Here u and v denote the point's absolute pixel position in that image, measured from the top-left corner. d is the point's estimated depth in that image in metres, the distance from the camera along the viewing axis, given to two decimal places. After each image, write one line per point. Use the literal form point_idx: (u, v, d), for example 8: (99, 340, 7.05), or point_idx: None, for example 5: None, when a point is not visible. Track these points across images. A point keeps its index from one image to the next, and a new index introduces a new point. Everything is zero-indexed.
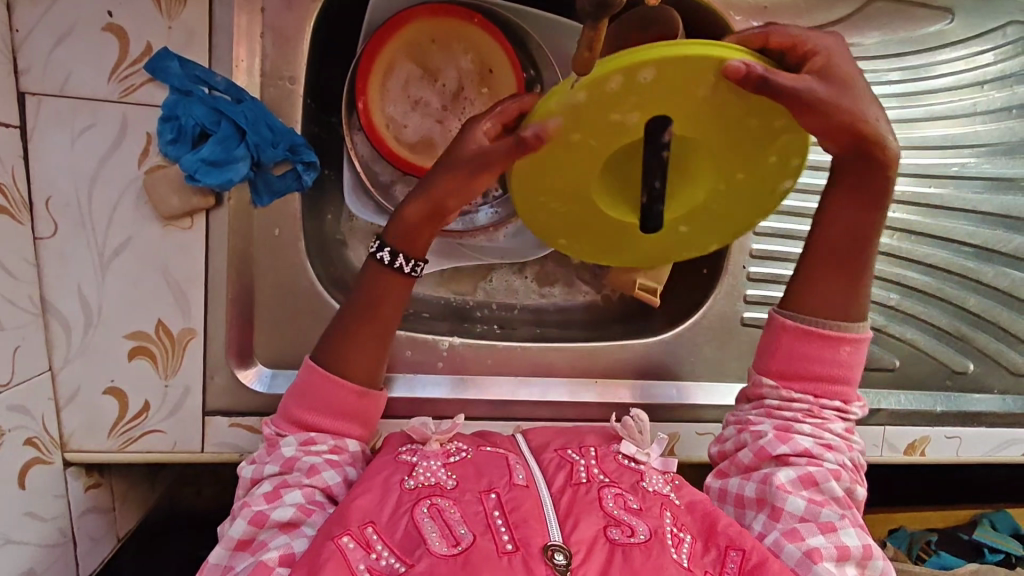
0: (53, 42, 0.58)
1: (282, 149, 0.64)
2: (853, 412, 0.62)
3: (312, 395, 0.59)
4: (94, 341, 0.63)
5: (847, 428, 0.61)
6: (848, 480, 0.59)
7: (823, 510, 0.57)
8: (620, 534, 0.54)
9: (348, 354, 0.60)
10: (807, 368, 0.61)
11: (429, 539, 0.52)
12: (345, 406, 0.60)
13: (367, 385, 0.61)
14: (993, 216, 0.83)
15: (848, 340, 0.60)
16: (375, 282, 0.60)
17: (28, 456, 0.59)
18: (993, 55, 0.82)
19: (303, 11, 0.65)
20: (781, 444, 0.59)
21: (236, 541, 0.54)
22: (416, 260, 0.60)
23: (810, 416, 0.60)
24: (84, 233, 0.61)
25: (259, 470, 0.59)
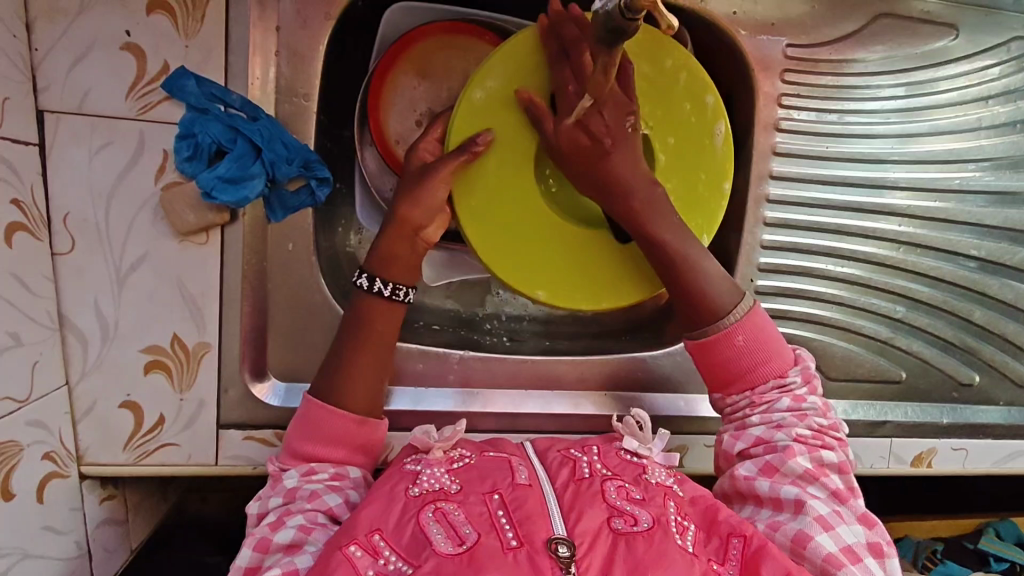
0: (72, 61, 0.59)
1: (297, 165, 0.65)
2: (793, 382, 0.64)
3: (309, 427, 0.60)
4: (110, 355, 0.63)
5: (795, 401, 0.63)
6: (812, 451, 0.62)
7: (789, 489, 0.60)
8: (623, 525, 0.55)
9: (353, 369, 0.62)
10: (725, 372, 0.64)
11: (435, 540, 0.52)
12: (346, 434, 0.61)
13: (366, 414, 0.62)
14: (997, 230, 0.84)
15: (738, 329, 0.63)
16: (368, 314, 0.62)
17: (46, 470, 0.60)
18: (998, 70, 0.83)
19: (317, 29, 0.66)
20: (736, 442, 0.64)
21: (242, 569, 0.55)
22: (395, 284, 0.62)
23: (755, 409, 0.64)
24: (101, 249, 0.62)
25: (265, 504, 0.59)
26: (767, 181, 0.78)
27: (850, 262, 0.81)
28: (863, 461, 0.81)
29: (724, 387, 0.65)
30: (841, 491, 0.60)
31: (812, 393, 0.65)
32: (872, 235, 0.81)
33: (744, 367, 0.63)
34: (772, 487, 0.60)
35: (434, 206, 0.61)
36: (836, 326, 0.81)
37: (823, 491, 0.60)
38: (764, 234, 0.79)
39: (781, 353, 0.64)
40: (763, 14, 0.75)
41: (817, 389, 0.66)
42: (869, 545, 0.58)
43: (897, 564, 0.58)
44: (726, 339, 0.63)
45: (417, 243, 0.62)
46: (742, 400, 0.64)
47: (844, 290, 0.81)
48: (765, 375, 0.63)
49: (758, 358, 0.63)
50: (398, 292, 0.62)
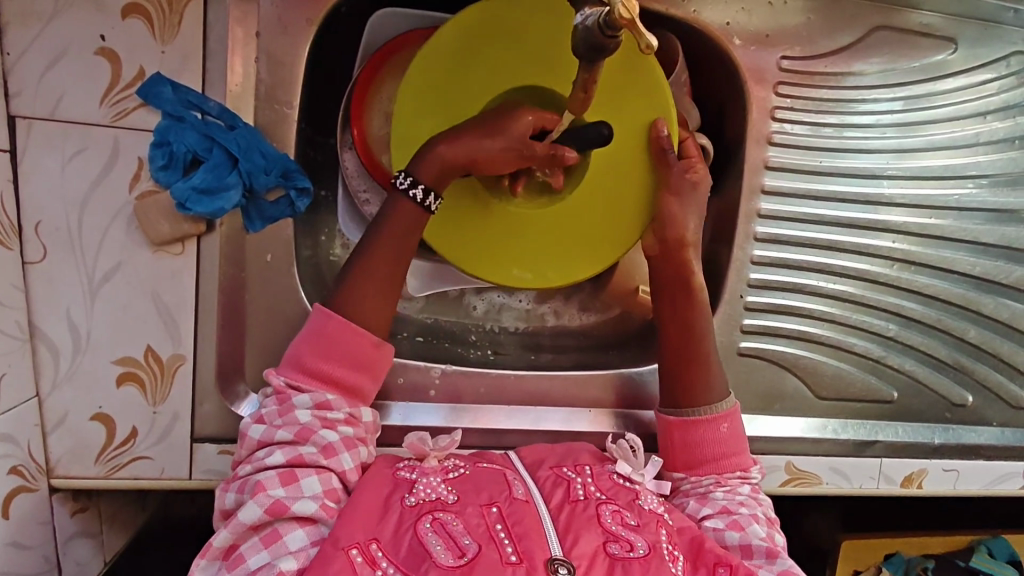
0: (44, 66, 0.57)
1: (275, 176, 0.63)
2: (753, 475, 0.67)
3: (325, 344, 0.59)
4: (81, 366, 0.62)
5: (753, 490, 0.66)
6: (769, 529, 0.64)
7: (757, 547, 0.61)
8: (620, 550, 0.54)
9: (365, 289, 0.60)
10: (699, 452, 0.67)
11: (434, 552, 0.51)
12: (357, 358, 0.60)
13: (383, 336, 0.61)
14: (994, 248, 0.82)
15: (724, 418, 0.67)
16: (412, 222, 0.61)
17: (12, 484, 0.58)
18: (996, 85, 0.81)
19: (298, 35, 0.65)
20: (702, 507, 0.65)
21: (244, 525, 0.53)
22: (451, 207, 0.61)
23: (719, 486, 0.66)
24: (73, 259, 0.60)
25: (270, 432, 0.57)
26: (759, 196, 0.77)
27: (842, 279, 0.79)
28: (852, 481, 0.79)
29: (692, 471, 0.67)
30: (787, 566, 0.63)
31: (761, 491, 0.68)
32: (865, 252, 0.79)
33: (718, 454, 0.66)
34: (742, 537, 0.62)
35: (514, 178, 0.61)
36: (827, 344, 0.80)
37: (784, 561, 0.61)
38: (754, 250, 0.77)
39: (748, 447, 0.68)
40: (758, 25, 0.74)
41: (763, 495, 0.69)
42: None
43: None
44: (713, 423, 0.66)
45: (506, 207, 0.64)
46: (707, 479, 0.66)
47: (836, 307, 0.80)
48: (734, 466, 0.67)
49: (728, 449, 0.67)
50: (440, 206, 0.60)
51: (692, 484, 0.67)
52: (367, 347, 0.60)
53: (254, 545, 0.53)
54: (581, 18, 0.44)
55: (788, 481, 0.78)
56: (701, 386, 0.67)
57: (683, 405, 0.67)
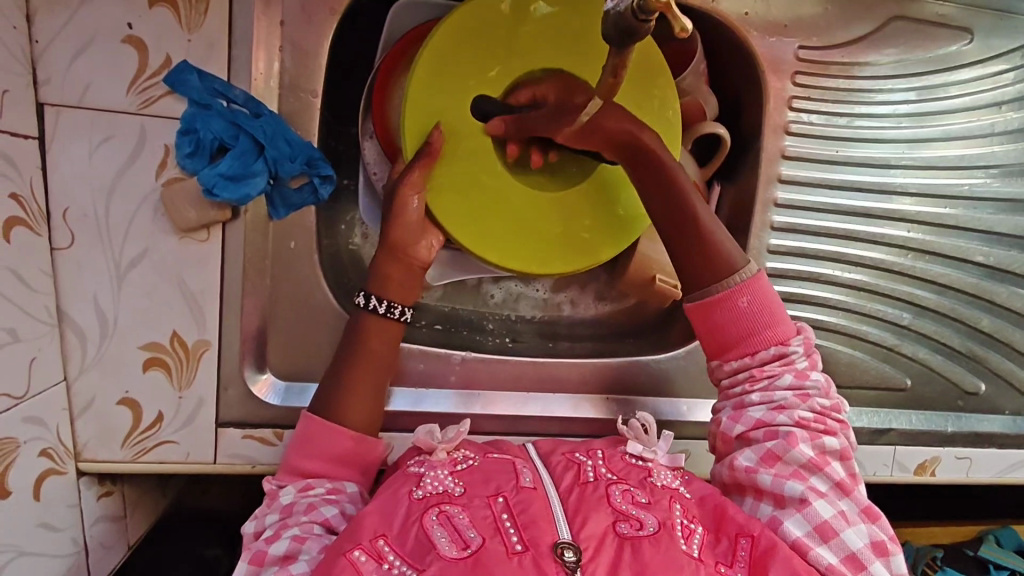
0: (73, 53, 0.58)
1: (300, 162, 0.64)
2: (794, 352, 0.62)
3: (308, 444, 0.60)
4: (108, 351, 0.63)
5: (797, 378, 0.61)
6: (814, 437, 0.60)
7: (789, 485, 0.58)
8: (629, 528, 0.54)
9: (356, 391, 0.62)
10: (727, 333, 0.63)
11: (439, 544, 0.52)
12: (344, 453, 0.61)
13: (364, 432, 0.62)
14: (1008, 237, 0.83)
15: (744, 290, 0.62)
16: (365, 329, 0.63)
17: (42, 466, 0.59)
18: (1012, 75, 0.82)
19: (321, 24, 0.65)
20: (736, 425, 0.62)
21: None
22: (390, 302, 0.64)
23: (755, 385, 0.62)
24: (101, 245, 0.61)
25: (260, 522, 0.58)
26: (776, 185, 0.77)
27: (856, 268, 0.80)
28: (866, 468, 0.79)
29: (723, 358, 0.64)
30: (842, 483, 0.59)
31: (814, 369, 0.63)
32: (879, 240, 0.80)
33: (746, 333, 0.62)
34: (774, 481, 0.59)
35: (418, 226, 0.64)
36: (841, 333, 0.80)
37: (825, 482, 0.59)
38: (770, 239, 0.78)
39: (784, 319, 0.63)
40: (776, 15, 0.74)
41: (817, 364, 0.64)
42: (862, 511, 0.58)
43: (903, 560, 0.57)
44: (730, 298, 0.62)
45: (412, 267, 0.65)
46: (740, 365, 0.63)
47: (849, 296, 0.80)
48: (768, 343, 0.62)
49: (759, 323, 0.62)
50: (393, 309, 0.64)
51: (727, 372, 0.64)
52: (349, 444, 0.61)
53: None
54: (614, 2, 0.45)
55: None
56: (721, 265, 0.62)
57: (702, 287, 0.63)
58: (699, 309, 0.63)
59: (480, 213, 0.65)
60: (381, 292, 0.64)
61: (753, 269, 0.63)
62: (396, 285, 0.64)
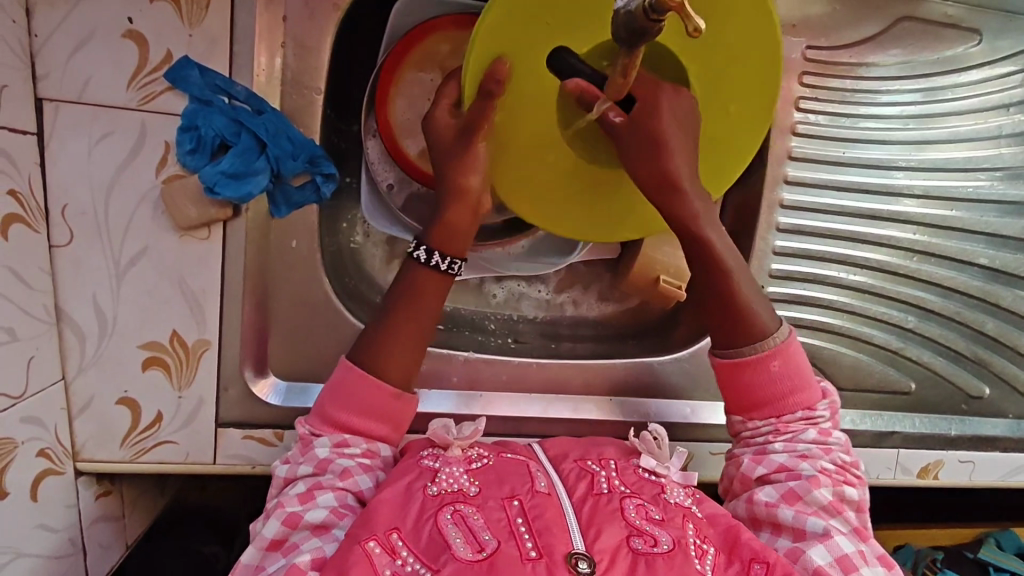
0: (72, 47, 0.57)
1: (302, 161, 0.63)
2: (821, 415, 0.63)
3: (346, 396, 0.59)
4: (107, 350, 0.62)
5: (821, 434, 0.62)
6: (835, 484, 0.61)
7: (812, 520, 0.58)
8: (643, 544, 0.53)
9: (393, 350, 0.60)
10: (758, 393, 0.63)
11: (453, 545, 0.51)
12: (380, 408, 0.59)
13: (402, 388, 0.60)
14: (1013, 240, 0.82)
15: (775, 354, 0.61)
16: (419, 285, 0.61)
17: (40, 467, 0.58)
18: (1019, 77, 0.81)
19: (324, 20, 0.64)
20: (756, 466, 0.62)
21: (268, 541, 0.55)
22: (453, 258, 0.62)
23: (779, 436, 0.62)
24: (100, 243, 0.60)
25: (294, 468, 0.59)
26: (781, 186, 0.77)
27: (862, 270, 0.79)
28: (869, 471, 0.79)
29: (747, 415, 0.64)
30: (861, 531, 0.60)
31: (835, 428, 0.64)
32: (884, 243, 0.79)
33: (775, 395, 0.62)
34: (796, 517, 0.59)
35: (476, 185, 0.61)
36: (846, 335, 0.80)
37: (845, 526, 0.59)
38: (776, 240, 0.77)
39: (812, 382, 0.63)
40: (782, 15, 0.74)
41: (837, 423, 0.65)
42: (879, 558, 0.58)
43: None
44: (761, 361, 0.61)
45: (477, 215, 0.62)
46: (766, 425, 0.63)
47: (854, 298, 0.80)
48: (794, 405, 0.62)
49: (792, 385, 0.62)
50: (455, 265, 0.62)
51: (750, 426, 0.64)
52: (389, 399, 0.59)
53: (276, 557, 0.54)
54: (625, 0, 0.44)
55: None
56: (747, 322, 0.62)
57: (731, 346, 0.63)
58: (728, 366, 0.63)
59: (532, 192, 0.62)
60: (437, 245, 0.61)
61: (785, 332, 0.63)
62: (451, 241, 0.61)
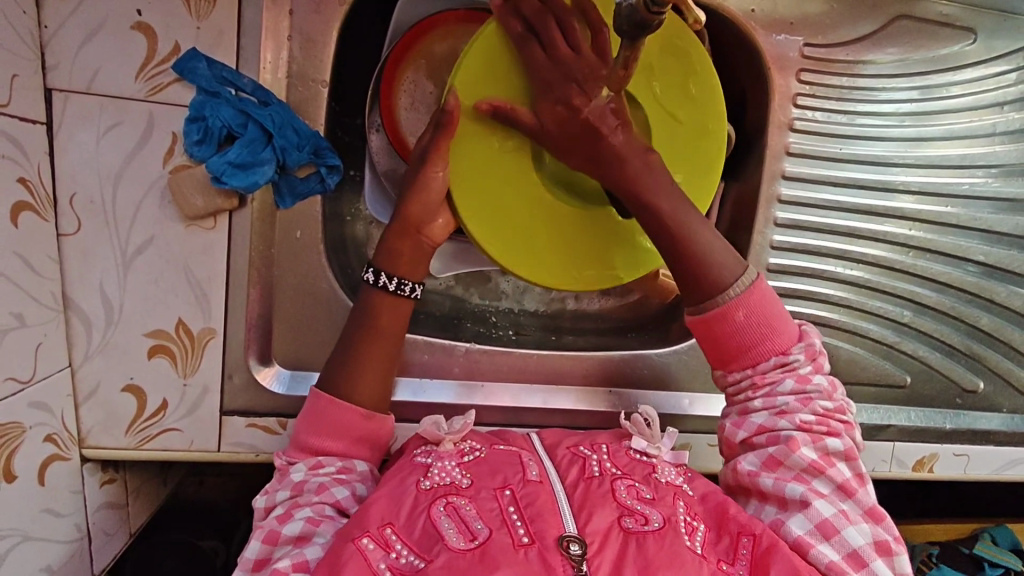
0: (82, 39, 0.58)
1: (307, 152, 0.64)
2: (795, 359, 0.62)
3: (322, 419, 0.60)
4: (114, 338, 0.63)
5: (799, 383, 0.61)
6: (817, 440, 0.60)
7: (791, 487, 0.59)
8: (634, 524, 0.54)
9: (368, 370, 0.62)
10: (730, 346, 0.62)
11: (446, 535, 0.52)
12: (353, 428, 0.61)
13: (374, 408, 0.62)
14: (1008, 236, 0.83)
15: (738, 305, 0.60)
16: (372, 305, 0.62)
17: (47, 452, 0.59)
18: (1014, 75, 0.82)
19: (330, 14, 0.65)
20: (738, 432, 0.63)
21: (252, 561, 0.55)
22: (400, 279, 0.63)
23: (757, 390, 0.62)
24: (107, 232, 0.61)
25: (271, 497, 0.59)
26: (779, 181, 0.78)
27: (858, 265, 0.81)
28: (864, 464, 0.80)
29: (726, 368, 0.64)
30: (845, 484, 0.59)
31: (817, 371, 0.63)
32: (880, 238, 0.80)
33: (743, 346, 0.61)
34: (776, 484, 0.60)
35: (432, 201, 0.61)
36: (843, 329, 0.81)
37: (827, 485, 0.59)
38: (773, 235, 0.78)
39: (784, 327, 0.62)
40: (781, 12, 0.75)
41: (823, 367, 0.64)
42: (864, 513, 0.59)
43: (908, 560, 0.57)
44: (725, 314, 0.61)
45: (422, 242, 0.63)
46: (743, 376, 0.63)
47: (850, 293, 0.81)
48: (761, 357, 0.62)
49: (758, 333, 0.61)
50: (403, 286, 0.63)
51: (730, 381, 0.64)
52: (359, 420, 0.61)
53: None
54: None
55: None
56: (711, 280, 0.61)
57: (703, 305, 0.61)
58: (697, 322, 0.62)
59: (490, 194, 0.60)
60: (389, 267, 0.63)
61: (752, 276, 0.62)
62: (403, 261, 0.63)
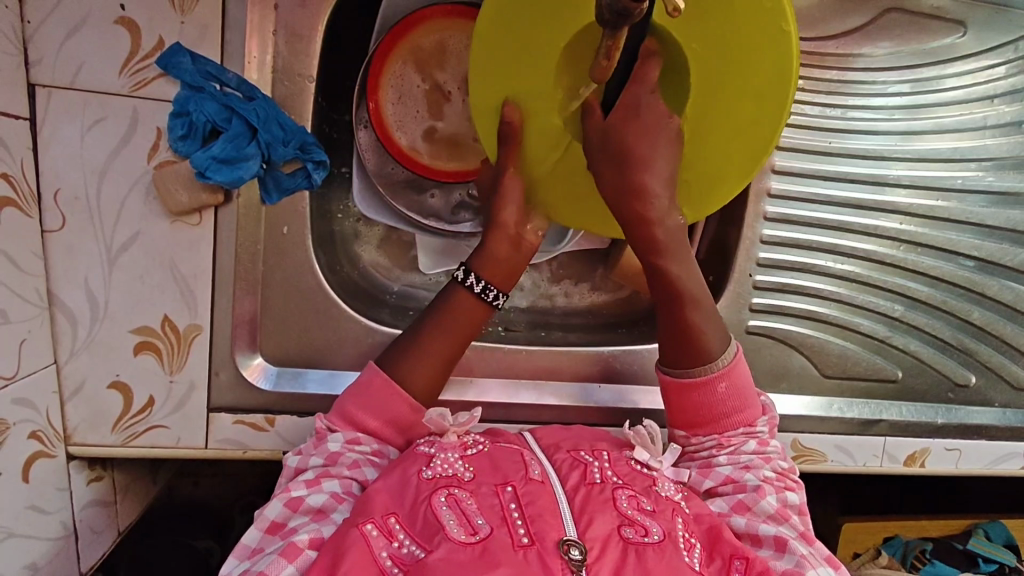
0: (64, 34, 0.58)
1: (293, 147, 0.64)
2: (760, 430, 0.66)
3: (371, 398, 0.62)
4: (100, 334, 0.63)
5: (760, 444, 0.65)
6: (778, 491, 0.63)
7: (764, 527, 0.60)
8: (634, 534, 0.53)
9: (422, 365, 0.63)
10: (705, 412, 0.65)
11: (447, 527, 0.52)
12: (398, 417, 0.62)
13: (423, 402, 0.63)
14: (999, 230, 0.83)
15: (722, 376, 0.64)
16: (458, 305, 0.64)
17: (31, 449, 0.59)
18: (1004, 69, 0.82)
19: (315, 8, 0.64)
20: (704, 479, 0.64)
21: (269, 521, 0.56)
22: (487, 283, 0.65)
23: (721, 449, 0.65)
24: (91, 228, 0.61)
25: (304, 459, 0.61)
26: (769, 175, 0.77)
27: (849, 260, 0.80)
28: (856, 459, 0.80)
29: (691, 431, 0.66)
30: (807, 533, 0.61)
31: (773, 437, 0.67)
32: (872, 232, 0.80)
33: (715, 414, 0.65)
34: (748, 524, 0.61)
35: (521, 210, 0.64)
36: (834, 324, 0.81)
37: (792, 531, 0.61)
38: (763, 229, 0.78)
39: (752, 402, 0.66)
40: None
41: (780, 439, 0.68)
42: (827, 559, 0.60)
43: None
44: (710, 383, 0.64)
45: (519, 253, 0.66)
46: (710, 440, 0.66)
47: (842, 287, 0.81)
48: (734, 424, 0.65)
49: (731, 407, 0.65)
50: (488, 291, 0.64)
51: (693, 442, 0.67)
52: (406, 410, 0.63)
53: (274, 539, 0.55)
54: None
55: (794, 458, 0.79)
56: (701, 348, 0.63)
57: (685, 366, 0.64)
58: (678, 386, 0.64)
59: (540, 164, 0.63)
60: (481, 270, 0.64)
61: (732, 352, 0.65)
62: (496, 267, 0.65)
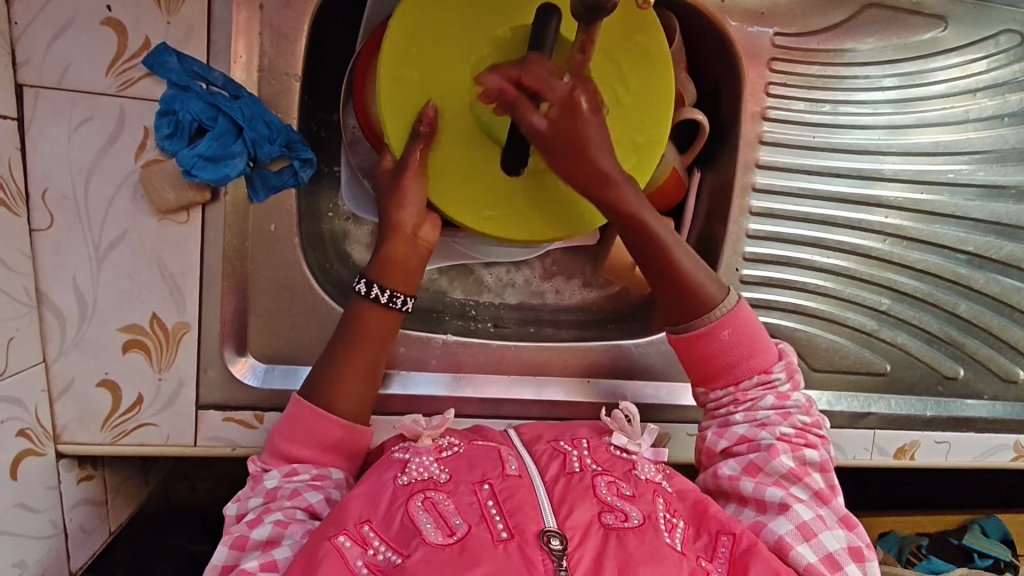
0: (51, 35, 0.58)
1: (278, 145, 0.65)
2: (777, 378, 0.65)
3: (297, 429, 0.60)
4: (89, 332, 0.63)
5: (779, 399, 0.64)
6: (795, 449, 0.63)
7: (772, 491, 0.60)
8: (614, 519, 0.54)
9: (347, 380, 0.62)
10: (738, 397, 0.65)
11: (424, 530, 0.52)
12: (329, 441, 0.61)
13: (355, 420, 0.62)
14: (984, 223, 0.84)
15: (748, 355, 0.64)
16: (363, 316, 0.63)
17: (20, 446, 0.59)
18: (985, 63, 0.82)
19: (300, 8, 0.65)
20: (719, 440, 0.65)
21: (218, 567, 0.55)
22: (393, 291, 0.63)
23: (738, 405, 0.65)
24: (80, 226, 0.61)
25: (243, 504, 0.59)
26: (754, 170, 0.78)
27: (837, 254, 0.81)
28: (846, 451, 0.80)
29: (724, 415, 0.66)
30: (823, 492, 0.61)
31: (796, 390, 0.66)
32: (857, 226, 0.81)
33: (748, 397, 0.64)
34: (756, 488, 0.61)
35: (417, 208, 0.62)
36: (823, 318, 0.81)
37: (806, 491, 0.61)
38: (749, 223, 0.78)
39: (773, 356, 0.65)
40: (752, 3, 0.76)
41: (800, 384, 0.67)
42: (841, 518, 0.60)
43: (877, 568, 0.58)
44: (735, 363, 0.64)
45: (420, 254, 0.64)
46: (727, 394, 0.65)
47: (829, 281, 0.81)
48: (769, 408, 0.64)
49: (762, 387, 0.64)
50: (395, 299, 0.63)
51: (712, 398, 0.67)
52: (338, 431, 0.61)
53: None
54: None
55: None
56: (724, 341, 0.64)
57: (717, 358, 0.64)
58: (682, 341, 0.65)
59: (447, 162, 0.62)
60: (383, 280, 0.63)
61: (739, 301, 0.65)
62: (397, 272, 0.63)
